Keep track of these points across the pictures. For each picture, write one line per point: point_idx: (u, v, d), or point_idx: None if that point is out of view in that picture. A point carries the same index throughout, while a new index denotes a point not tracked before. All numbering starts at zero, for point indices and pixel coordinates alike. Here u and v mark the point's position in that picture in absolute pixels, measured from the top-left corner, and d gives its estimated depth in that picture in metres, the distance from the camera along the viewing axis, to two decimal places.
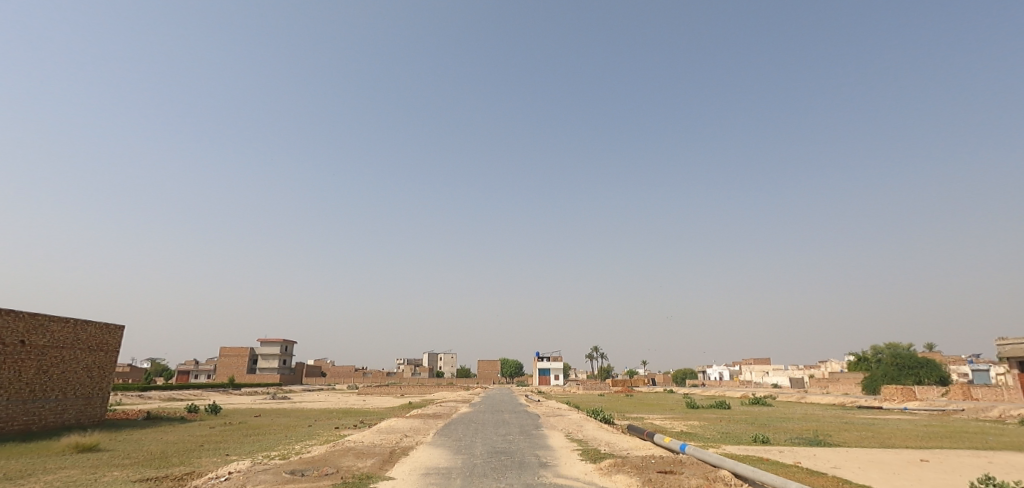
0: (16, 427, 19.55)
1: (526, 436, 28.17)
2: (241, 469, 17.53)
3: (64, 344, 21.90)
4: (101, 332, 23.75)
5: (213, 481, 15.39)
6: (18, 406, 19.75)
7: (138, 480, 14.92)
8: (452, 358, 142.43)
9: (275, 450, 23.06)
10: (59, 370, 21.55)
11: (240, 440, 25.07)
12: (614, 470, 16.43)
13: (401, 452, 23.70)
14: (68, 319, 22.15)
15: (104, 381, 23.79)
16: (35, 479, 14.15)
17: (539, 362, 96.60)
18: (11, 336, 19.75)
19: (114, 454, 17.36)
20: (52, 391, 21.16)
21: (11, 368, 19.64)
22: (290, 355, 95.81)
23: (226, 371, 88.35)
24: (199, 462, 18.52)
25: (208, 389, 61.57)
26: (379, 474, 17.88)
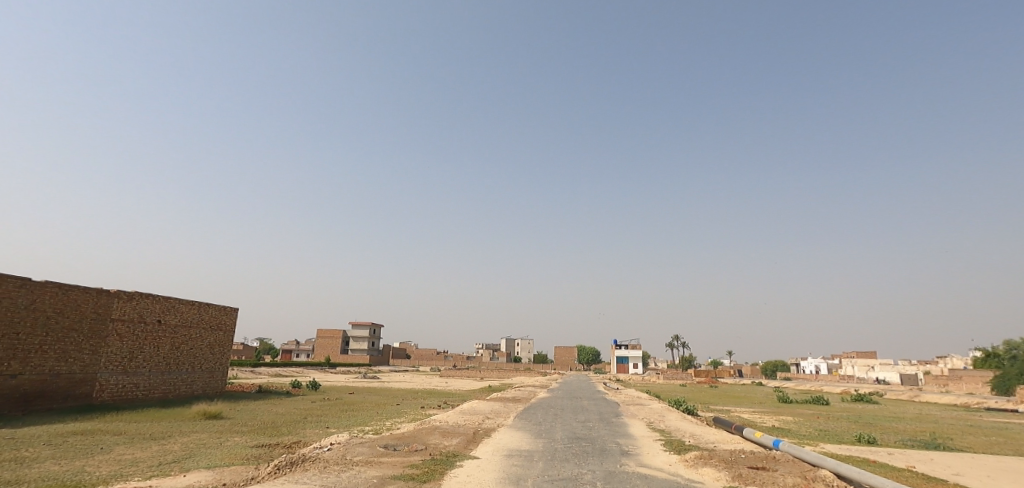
0: (156, 394, 22.30)
1: (606, 423, 28.11)
2: (341, 441, 18.90)
3: (191, 324, 24.51)
4: (220, 313, 26.33)
5: (317, 450, 16.72)
6: (157, 377, 22.48)
7: (256, 446, 16.52)
8: (530, 344, 144.51)
9: (369, 425, 24.58)
10: (189, 346, 24.22)
11: (338, 415, 27.02)
12: (701, 463, 16.12)
13: (484, 433, 24.52)
14: (193, 301, 24.70)
15: (223, 356, 26.42)
16: (174, 440, 16.03)
17: (618, 349, 95.56)
18: (150, 316, 22.40)
19: (234, 422, 19.30)
20: (184, 364, 23.82)
21: (152, 343, 22.35)
22: (378, 338, 101.30)
23: (321, 352, 94.84)
24: (304, 432, 20.17)
25: (306, 367, 66.58)
26: (464, 453, 18.65)
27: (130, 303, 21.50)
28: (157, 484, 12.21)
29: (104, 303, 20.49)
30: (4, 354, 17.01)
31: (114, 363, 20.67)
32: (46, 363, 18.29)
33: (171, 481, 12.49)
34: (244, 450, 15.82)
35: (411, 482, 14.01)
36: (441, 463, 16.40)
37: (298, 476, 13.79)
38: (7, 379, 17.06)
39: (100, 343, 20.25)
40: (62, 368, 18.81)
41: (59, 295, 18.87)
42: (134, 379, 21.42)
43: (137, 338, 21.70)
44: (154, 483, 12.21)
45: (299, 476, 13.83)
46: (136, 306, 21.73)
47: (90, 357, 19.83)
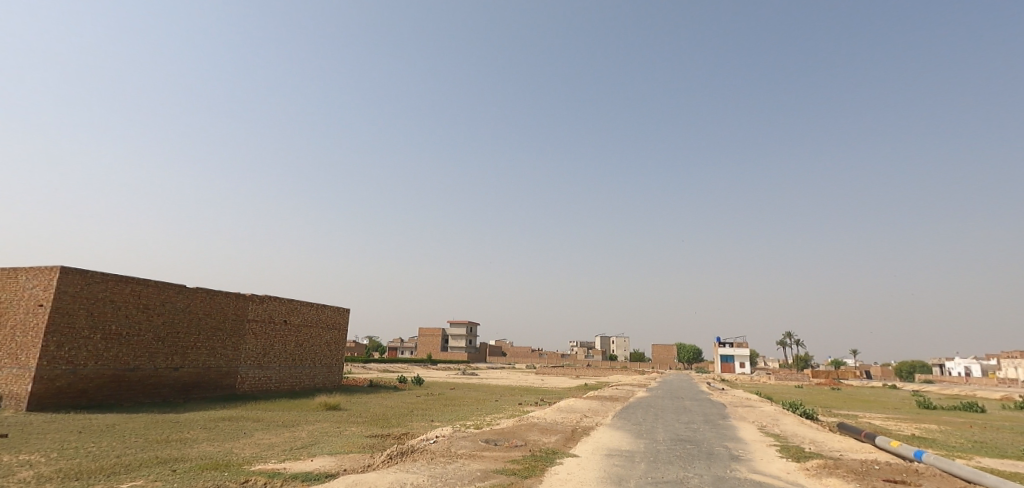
0: (285, 387, 24.56)
1: (712, 426, 26.75)
2: (445, 434, 19.54)
3: (312, 323, 26.63)
4: (336, 313, 28.36)
5: (425, 442, 17.40)
6: (286, 371, 24.72)
7: (370, 436, 17.55)
8: (626, 342, 141.48)
9: (470, 420, 25.23)
10: (311, 344, 26.35)
11: (441, 409, 28.04)
12: (824, 472, 14.82)
13: (583, 431, 24.30)
14: (313, 302, 26.79)
15: (340, 352, 28.45)
16: (301, 428, 17.45)
17: (721, 348, 90.81)
18: (279, 316, 24.66)
19: (351, 413, 20.64)
20: (307, 359, 25.97)
21: (280, 341, 24.59)
22: (475, 336, 104.21)
23: (423, 349, 99.28)
24: (412, 425, 21.12)
25: (410, 364, 69.93)
26: (564, 451, 18.56)
27: (262, 305, 23.80)
28: (290, 466, 13.33)
29: (241, 305, 22.85)
30: (167, 349, 19.71)
31: (251, 358, 23.05)
32: (199, 357, 20.85)
33: (301, 465, 13.59)
34: (361, 439, 16.86)
35: (513, 477, 14.17)
36: (541, 460, 16.44)
37: (409, 466, 14.44)
38: (171, 371, 19.77)
39: (240, 340, 22.65)
40: (211, 363, 21.31)
41: (206, 299, 21.36)
42: (267, 373, 23.74)
43: (268, 336, 24.00)
44: (288, 466, 13.36)
45: (409, 465, 14.48)
46: (267, 308, 24.02)
47: (233, 353, 22.24)
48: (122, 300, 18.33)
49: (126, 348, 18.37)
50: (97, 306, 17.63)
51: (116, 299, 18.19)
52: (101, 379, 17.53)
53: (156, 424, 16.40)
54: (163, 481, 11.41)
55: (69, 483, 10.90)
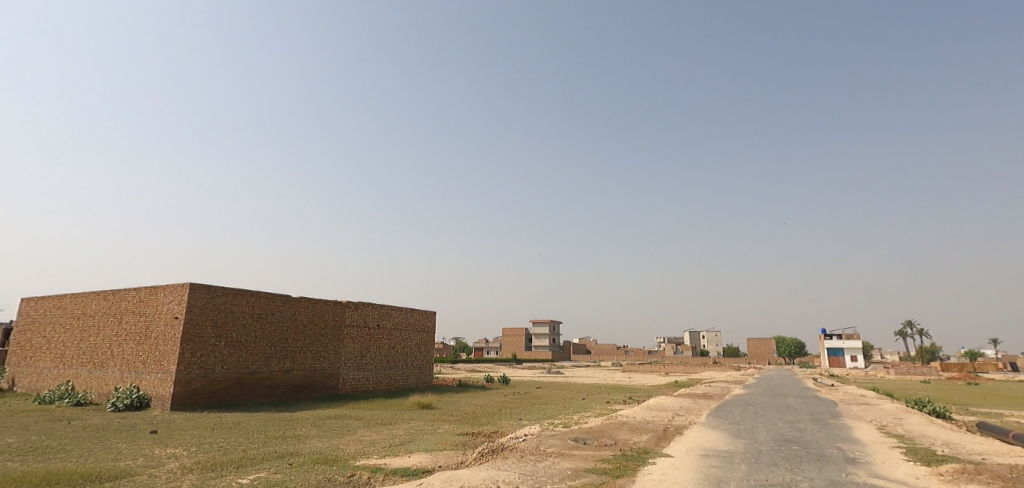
0: (382, 387, 25.48)
1: (821, 425, 24.52)
2: (533, 433, 19.25)
3: (402, 327, 27.38)
4: (423, 316, 28.96)
5: (514, 440, 17.21)
6: (382, 372, 25.61)
7: (462, 433, 17.62)
8: (717, 337, 134.94)
9: (558, 418, 24.79)
10: (402, 346, 27.10)
11: (529, 407, 27.86)
12: (963, 479, 12.95)
13: (675, 430, 23.13)
14: (402, 306, 27.52)
15: (431, 353, 29.04)
16: (398, 426, 17.85)
17: (827, 341, 83.97)
18: (372, 321, 25.58)
19: (443, 412, 20.92)
20: (400, 361, 26.77)
21: (375, 345, 25.51)
22: (558, 334, 103.81)
23: (506, 349, 100.35)
24: (501, 423, 21.03)
25: (496, 363, 70.76)
26: (657, 450, 17.64)
27: (357, 311, 24.77)
28: (391, 462, 13.59)
29: (339, 311, 23.88)
30: (278, 354, 21.03)
31: (351, 360, 24.09)
32: (306, 361, 22.08)
33: (401, 460, 13.82)
34: (453, 437, 16.98)
35: (604, 476, 13.57)
36: (632, 459, 15.71)
37: (501, 463, 14.25)
38: (283, 373, 21.11)
39: (340, 344, 23.71)
40: (317, 365, 22.50)
41: (309, 307, 22.52)
42: (366, 374, 24.72)
43: (364, 340, 24.98)
44: (389, 461, 13.63)
45: (500, 463, 14.31)
46: (361, 313, 24.97)
47: (335, 355, 23.32)
48: (238, 310, 19.86)
49: (245, 354, 19.89)
50: (218, 317, 19.24)
51: (234, 309, 19.73)
52: (227, 381, 19.19)
53: (274, 422, 17.45)
54: (283, 473, 11.98)
55: (205, 474, 11.69)
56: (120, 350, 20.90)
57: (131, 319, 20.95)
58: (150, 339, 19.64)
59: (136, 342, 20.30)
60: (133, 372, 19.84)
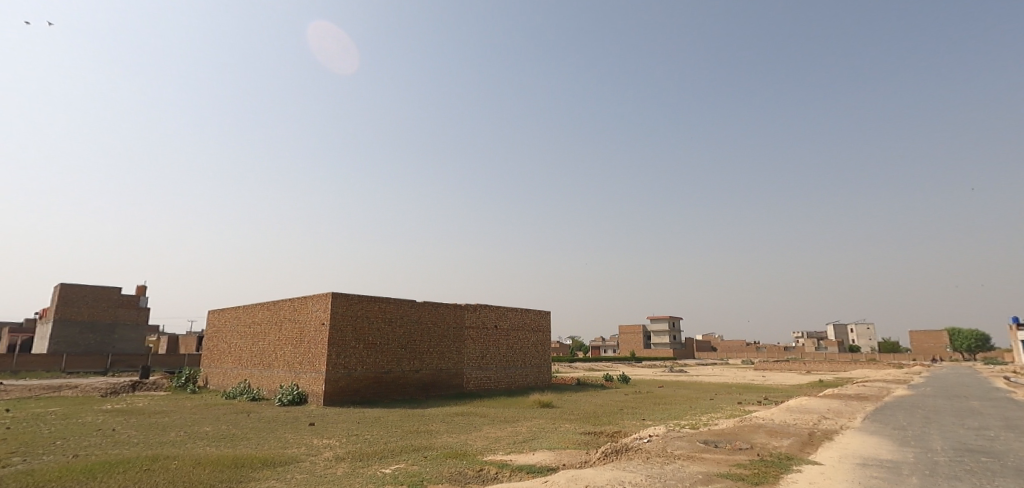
0: (503, 385, 25.76)
1: (1016, 434, 20.48)
2: (659, 434, 18.17)
3: (518, 327, 27.39)
4: (537, 316, 28.71)
5: (638, 441, 16.32)
6: (502, 371, 25.89)
7: (584, 433, 17.12)
8: (870, 330, 120.64)
9: (685, 419, 23.30)
10: (519, 346, 27.14)
11: (652, 407, 26.57)
12: None
13: (822, 435, 20.66)
14: (517, 307, 27.54)
15: (547, 352, 28.81)
16: (520, 423, 17.81)
17: (1016, 332, 71.28)
18: (489, 322, 25.89)
19: (563, 411, 20.56)
20: (518, 360, 26.87)
21: (494, 345, 25.79)
22: (678, 331, 99.29)
23: (625, 347, 97.95)
24: (624, 423, 20.18)
25: (614, 362, 69.27)
26: (802, 457, 15.72)
27: (475, 313, 25.19)
28: (516, 458, 13.49)
29: (459, 313, 24.44)
30: (409, 355, 22.04)
31: (473, 360, 24.63)
32: (433, 361, 22.90)
33: (526, 457, 13.68)
34: (575, 436, 16.53)
35: (741, 483, 12.31)
36: (773, 466, 14.12)
37: (628, 464, 13.55)
38: (413, 373, 22.08)
39: (462, 345, 24.32)
40: (443, 365, 23.27)
41: (433, 310, 23.27)
42: (487, 373, 25.15)
43: (484, 340, 25.38)
44: (515, 458, 13.55)
45: (625, 464, 13.61)
46: (479, 315, 25.34)
47: (458, 356, 23.97)
48: (373, 316, 21.12)
49: (381, 355, 21.13)
50: (356, 323, 20.60)
51: (369, 315, 21.02)
52: (367, 380, 20.55)
53: (409, 417, 18.28)
54: (419, 465, 12.25)
55: (355, 462, 12.26)
56: (282, 353, 23.18)
57: (289, 326, 23.14)
58: (304, 343, 21.55)
59: (293, 345, 22.37)
60: (293, 372, 21.86)
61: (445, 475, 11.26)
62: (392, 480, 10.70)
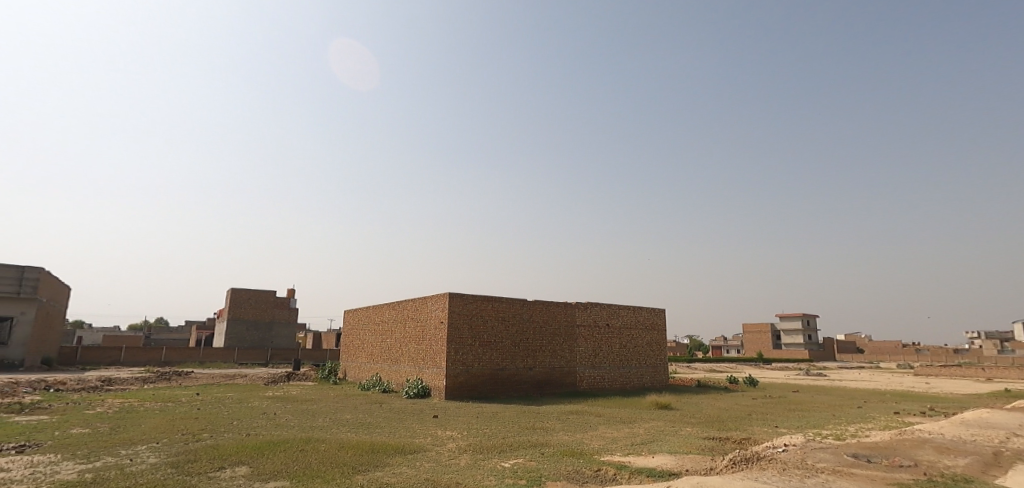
0: (618, 386, 24.83)
1: None
2: (796, 443, 16.23)
3: (632, 325, 26.19)
4: (652, 314, 27.23)
5: (772, 450, 14.62)
6: (616, 371, 24.97)
7: (708, 438, 15.78)
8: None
9: (827, 429, 20.72)
10: (634, 345, 25.96)
11: (787, 414, 24.06)
12: None
13: (1009, 455, 17.19)
14: (630, 305, 26.28)
15: (662, 351, 27.20)
16: (637, 425, 16.88)
17: None
18: (602, 320, 25.03)
19: (684, 413, 19.23)
20: (633, 359, 25.74)
21: (607, 344, 24.91)
22: (815, 331, 90.34)
23: (752, 347, 91.17)
24: (753, 430, 18.37)
25: (740, 363, 64.53)
26: (984, 480, 13.06)
27: (587, 311, 24.47)
28: (634, 461, 12.68)
29: (571, 311, 23.89)
30: (522, 353, 21.96)
31: (586, 359, 23.97)
32: (546, 359, 22.60)
33: (645, 460, 12.83)
34: (698, 441, 15.29)
35: None
36: None
37: (763, 474, 12.13)
38: (527, 371, 21.94)
39: (575, 343, 23.76)
40: (556, 363, 22.90)
41: (544, 308, 22.95)
42: (601, 373, 24.37)
43: (596, 339, 24.61)
44: (634, 460, 12.75)
45: (758, 474, 12.19)
46: (591, 313, 24.59)
47: (570, 354, 23.46)
48: (487, 314, 21.36)
49: (495, 353, 21.30)
50: (471, 320, 20.97)
51: (483, 313, 21.30)
52: (483, 377, 20.81)
53: (525, 414, 18.13)
54: (537, 462, 11.84)
55: (477, 454, 12.13)
56: (407, 349, 24.25)
57: (412, 324, 24.15)
58: (426, 340, 22.35)
59: (416, 342, 23.28)
60: (417, 368, 22.75)
61: (562, 473, 10.77)
62: (511, 475, 10.25)
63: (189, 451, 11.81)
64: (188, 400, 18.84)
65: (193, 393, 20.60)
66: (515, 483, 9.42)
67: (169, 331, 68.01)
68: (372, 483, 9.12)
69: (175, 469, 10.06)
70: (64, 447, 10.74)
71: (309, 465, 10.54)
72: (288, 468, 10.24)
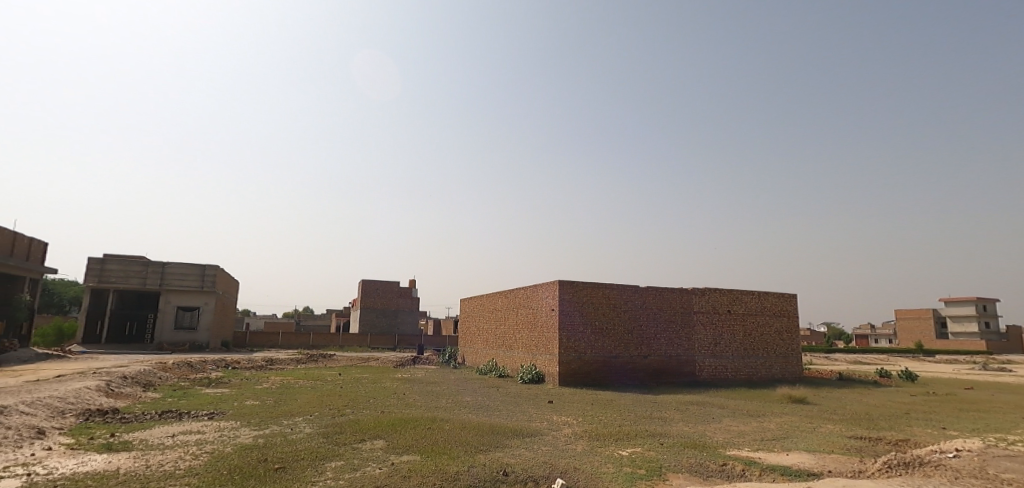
0: (742, 376, 23.54)
1: None
2: (973, 449, 14.25)
3: (756, 312, 24.50)
4: (779, 299, 25.19)
5: (939, 456, 12.63)
6: (739, 360, 23.66)
7: (855, 437, 14.52)
8: None
9: (1009, 433, 17.99)
10: (759, 333, 24.32)
11: (954, 414, 21.28)
12: None
13: None
14: (753, 290, 24.50)
15: (793, 340, 25.12)
16: (770, 420, 15.91)
17: None
18: (721, 307, 23.79)
19: (823, 408, 17.90)
20: (758, 348, 24.17)
21: (728, 332, 23.65)
22: (991, 318, 78.04)
23: (908, 337, 81.19)
24: (912, 431, 16.54)
25: (895, 355, 57.80)
26: None
27: (705, 298, 23.42)
28: (765, 457, 11.96)
29: (687, 298, 23.06)
30: (636, 340, 21.77)
31: (705, 347, 23.05)
32: (661, 347, 22.18)
33: (778, 457, 12.05)
34: (843, 440, 14.12)
35: None
36: None
37: (926, 481, 10.65)
38: (642, 358, 21.73)
39: (692, 331, 22.96)
40: (673, 351, 22.38)
41: (659, 294, 22.44)
42: (722, 362, 23.27)
43: (716, 326, 23.50)
44: (765, 457, 12.00)
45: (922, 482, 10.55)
46: (710, 300, 23.48)
47: (687, 342, 22.73)
48: (598, 301, 21.48)
49: (609, 340, 21.38)
50: (583, 307, 21.29)
51: (595, 300, 21.46)
52: (597, 364, 21.07)
53: (642, 402, 18.06)
54: (655, 452, 11.28)
55: (593, 441, 12.36)
56: (521, 336, 25.06)
57: (525, 311, 24.89)
58: (538, 326, 23.00)
59: (529, 329, 23.97)
60: (531, 354, 23.47)
61: (686, 463, 10.40)
62: (631, 463, 10.09)
63: (335, 423, 13.44)
64: (332, 379, 21.26)
65: (335, 373, 23.15)
66: (635, 472, 9.30)
67: (317, 318, 76.18)
68: (493, 461, 9.76)
69: (328, 439, 11.52)
70: (241, 416, 12.79)
71: (435, 442, 11.50)
72: (418, 443, 11.26)
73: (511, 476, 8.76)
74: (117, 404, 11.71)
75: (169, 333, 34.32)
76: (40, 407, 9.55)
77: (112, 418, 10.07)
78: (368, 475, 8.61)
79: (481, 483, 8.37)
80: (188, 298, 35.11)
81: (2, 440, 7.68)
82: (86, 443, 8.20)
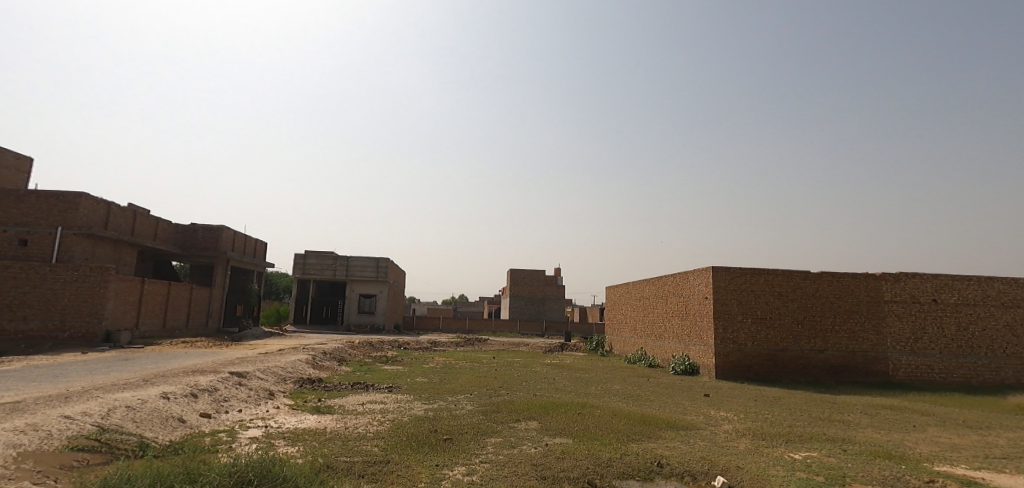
0: (957, 379, 19.55)
1: None
2: None
3: (976, 302, 20.06)
4: (1014, 286, 20.10)
5: None
6: (952, 360, 19.71)
7: None
8: None
9: None
10: (981, 327, 19.86)
11: None
12: None
13: None
14: (971, 275, 20.23)
15: None
16: (996, 432, 13.37)
17: None
18: (923, 295, 20.15)
19: None
20: (980, 347, 19.74)
21: (933, 325, 19.94)
22: None
23: None
24: None
25: None
26: None
27: (899, 284, 20.15)
28: (990, 479, 9.11)
29: (874, 286, 20.11)
30: (809, 332, 19.87)
31: (901, 343, 19.82)
32: (840, 341, 19.82)
33: (1009, 480, 9.10)
34: None
35: None
36: None
37: None
38: (816, 353, 19.75)
39: (883, 323, 19.95)
40: (856, 346, 19.80)
41: (836, 281, 20.13)
42: (926, 360, 19.73)
43: (917, 318, 20.00)
44: (991, 478, 9.16)
45: None
46: (906, 287, 20.14)
47: (876, 336, 19.85)
48: (760, 289, 20.19)
49: (774, 331, 19.94)
50: (742, 296, 20.21)
51: (756, 289, 20.21)
52: (761, 357, 19.78)
53: (818, 403, 16.56)
54: (837, 459, 10.22)
55: (758, 441, 11.72)
56: (671, 324, 24.40)
57: (675, 299, 24.18)
58: (691, 316, 22.19)
59: (681, 318, 23.26)
60: (683, 344, 22.76)
61: (877, 477, 8.89)
62: (805, 468, 9.38)
63: (493, 403, 14.52)
64: (487, 361, 22.90)
65: (490, 357, 24.86)
66: (811, 479, 8.68)
67: (474, 305, 81.17)
68: (647, 452, 9.89)
69: (488, 417, 12.51)
70: (413, 390, 14.47)
71: (587, 428, 11.91)
72: (570, 428, 11.75)
73: (665, 468, 8.85)
74: (321, 374, 14.07)
75: (355, 316, 39.52)
76: (270, 374, 11.86)
77: (318, 386, 12.13)
78: (525, 453, 9.30)
79: (635, 472, 8.57)
80: (368, 286, 39.96)
81: (247, 397, 9.80)
82: (303, 405, 10.09)
